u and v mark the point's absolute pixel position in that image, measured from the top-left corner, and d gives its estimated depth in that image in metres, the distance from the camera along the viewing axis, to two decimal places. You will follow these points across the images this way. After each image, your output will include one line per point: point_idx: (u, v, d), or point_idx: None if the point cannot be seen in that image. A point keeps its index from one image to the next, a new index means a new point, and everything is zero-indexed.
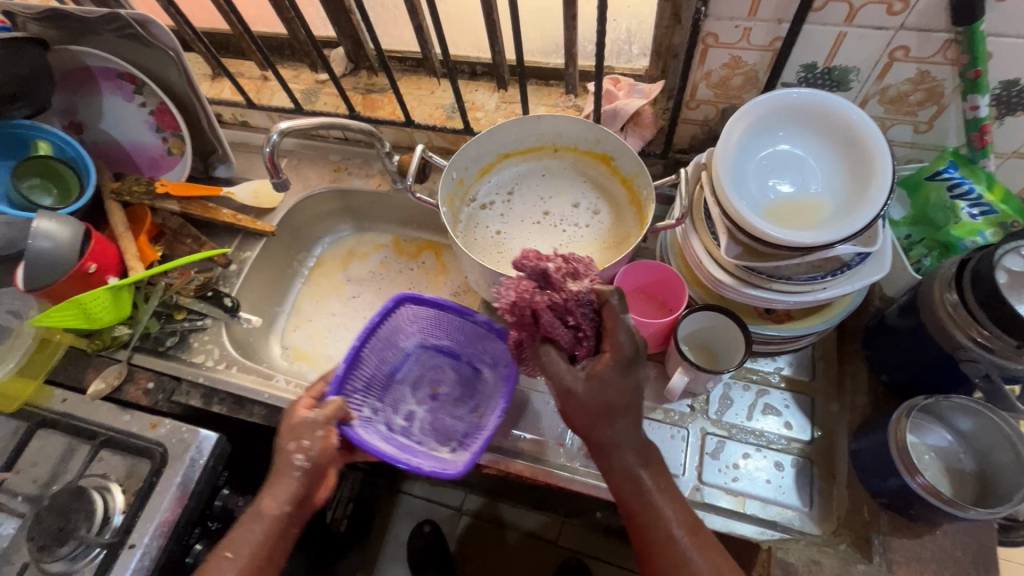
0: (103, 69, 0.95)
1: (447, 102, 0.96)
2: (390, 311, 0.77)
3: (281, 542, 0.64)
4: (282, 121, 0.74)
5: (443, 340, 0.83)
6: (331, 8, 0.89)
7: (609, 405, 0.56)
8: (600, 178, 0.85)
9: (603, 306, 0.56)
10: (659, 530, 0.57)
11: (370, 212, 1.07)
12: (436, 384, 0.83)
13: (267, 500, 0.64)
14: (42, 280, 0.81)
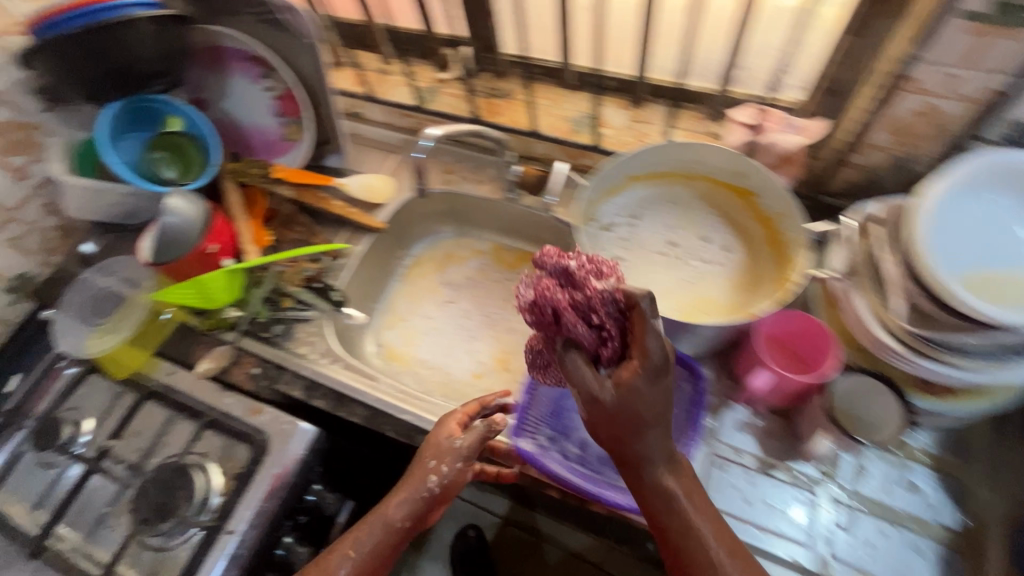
0: (235, 51, 0.96)
1: (573, 114, 0.93)
2: None
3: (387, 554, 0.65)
4: (433, 129, 0.80)
5: None
6: (473, 9, 0.87)
7: (642, 417, 0.52)
8: (734, 213, 0.81)
9: (628, 310, 0.54)
10: (696, 548, 0.55)
11: (472, 217, 1.04)
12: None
13: (392, 508, 0.66)
14: (168, 256, 0.83)
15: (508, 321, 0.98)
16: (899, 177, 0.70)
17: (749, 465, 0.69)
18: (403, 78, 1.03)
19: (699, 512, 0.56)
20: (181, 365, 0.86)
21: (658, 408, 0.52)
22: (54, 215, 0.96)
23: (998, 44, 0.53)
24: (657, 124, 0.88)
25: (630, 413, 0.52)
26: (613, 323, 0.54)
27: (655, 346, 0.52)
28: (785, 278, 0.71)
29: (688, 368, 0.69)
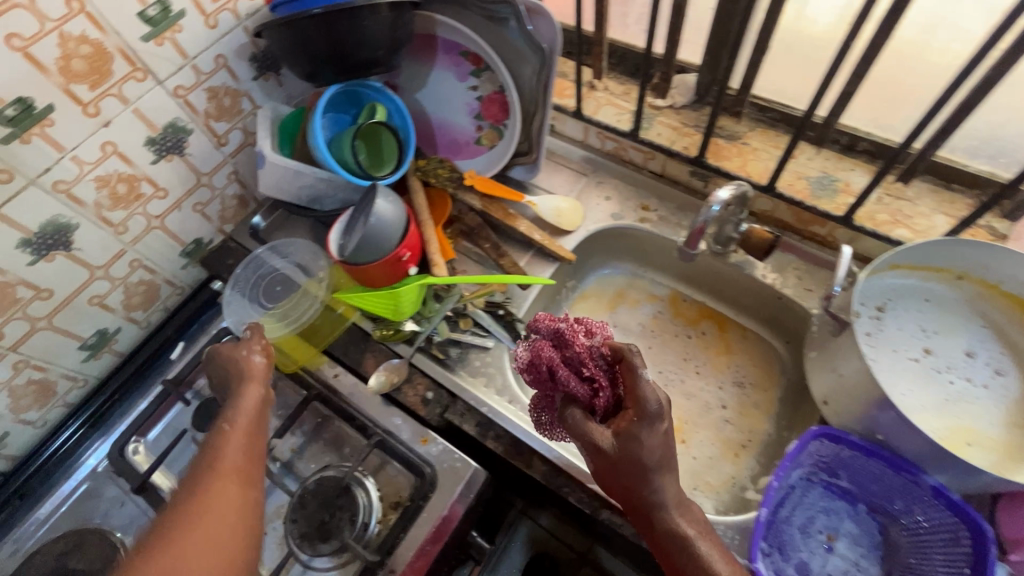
0: (449, 43, 0.89)
1: (813, 173, 0.82)
2: (801, 447, 0.62)
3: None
4: (726, 192, 0.70)
5: (845, 479, 0.66)
6: (733, 41, 0.77)
7: (642, 463, 0.55)
8: (1008, 329, 0.70)
9: (619, 360, 0.59)
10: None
11: (657, 259, 0.95)
12: (834, 533, 0.65)
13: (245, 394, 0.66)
14: (359, 258, 0.78)
15: (684, 385, 0.89)
16: None
17: None
18: (612, 98, 0.94)
19: (712, 553, 0.56)
20: (351, 372, 0.81)
21: (658, 453, 0.55)
22: (238, 185, 0.93)
23: None
24: (919, 204, 0.76)
25: (632, 457, 0.55)
26: (599, 370, 0.60)
27: (656, 397, 0.56)
28: None
29: (967, 523, 0.57)
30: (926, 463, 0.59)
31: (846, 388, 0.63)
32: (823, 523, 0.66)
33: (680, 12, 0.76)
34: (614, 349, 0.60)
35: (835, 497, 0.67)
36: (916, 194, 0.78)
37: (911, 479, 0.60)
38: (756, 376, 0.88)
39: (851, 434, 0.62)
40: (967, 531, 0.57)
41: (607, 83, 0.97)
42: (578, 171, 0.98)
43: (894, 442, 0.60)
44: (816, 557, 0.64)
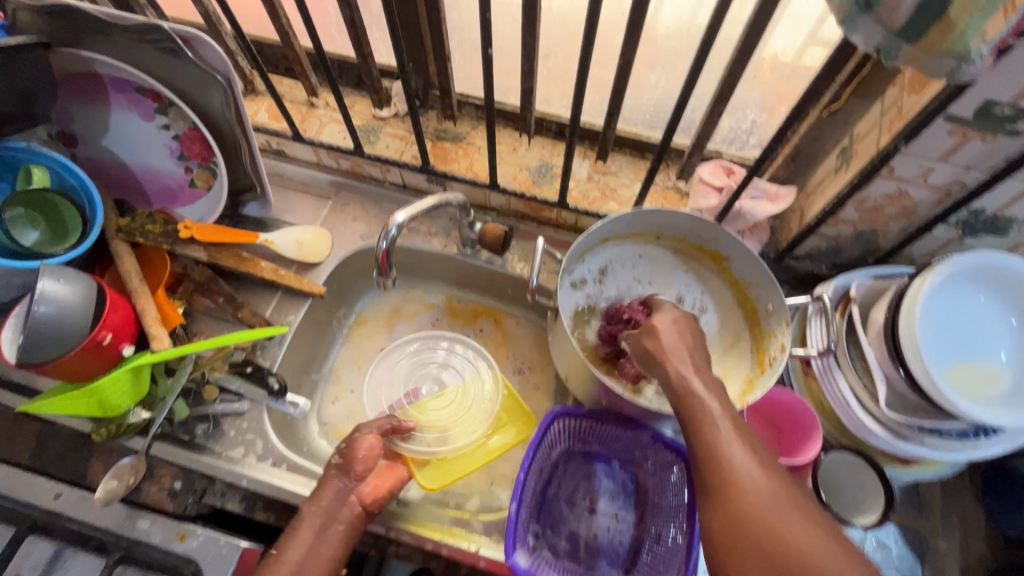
0: (115, 79, 0.77)
1: (532, 163, 0.85)
2: (545, 429, 0.67)
3: (325, 538, 0.61)
4: (399, 213, 0.63)
5: (595, 444, 0.73)
6: (421, 47, 0.77)
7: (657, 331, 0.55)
8: (704, 274, 0.78)
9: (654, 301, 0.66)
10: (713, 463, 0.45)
11: (420, 270, 0.93)
12: (595, 495, 0.71)
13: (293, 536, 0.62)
14: (41, 356, 0.65)
15: None
16: (859, 247, 0.72)
17: None
18: (335, 114, 0.90)
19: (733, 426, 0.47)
20: (74, 486, 0.69)
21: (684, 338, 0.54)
22: None
23: (971, 145, 0.54)
24: (621, 177, 0.84)
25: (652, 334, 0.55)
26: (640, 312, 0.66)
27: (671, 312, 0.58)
28: (763, 353, 0.71)
29: (682, 454, 0.65)
30: (640, 415, 0.66)
31: (571, 367, 0.68)
32: (585, 489, 0.71)
33: (356, 23, 0.73)
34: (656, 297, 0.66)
35: (595, 462, 0.73)
36: (618, 167, 0.86)
37: (634, 431, 0.68)
38: (534, 359, 0.91)
39: (583, 404, 0.69)
40: (683, 461, 0.66)
41: (327, 98, 0.91)
42: (322, 195, 0.92)
43: (617, 405, 0.67)
44: (580, 522, 0.69)
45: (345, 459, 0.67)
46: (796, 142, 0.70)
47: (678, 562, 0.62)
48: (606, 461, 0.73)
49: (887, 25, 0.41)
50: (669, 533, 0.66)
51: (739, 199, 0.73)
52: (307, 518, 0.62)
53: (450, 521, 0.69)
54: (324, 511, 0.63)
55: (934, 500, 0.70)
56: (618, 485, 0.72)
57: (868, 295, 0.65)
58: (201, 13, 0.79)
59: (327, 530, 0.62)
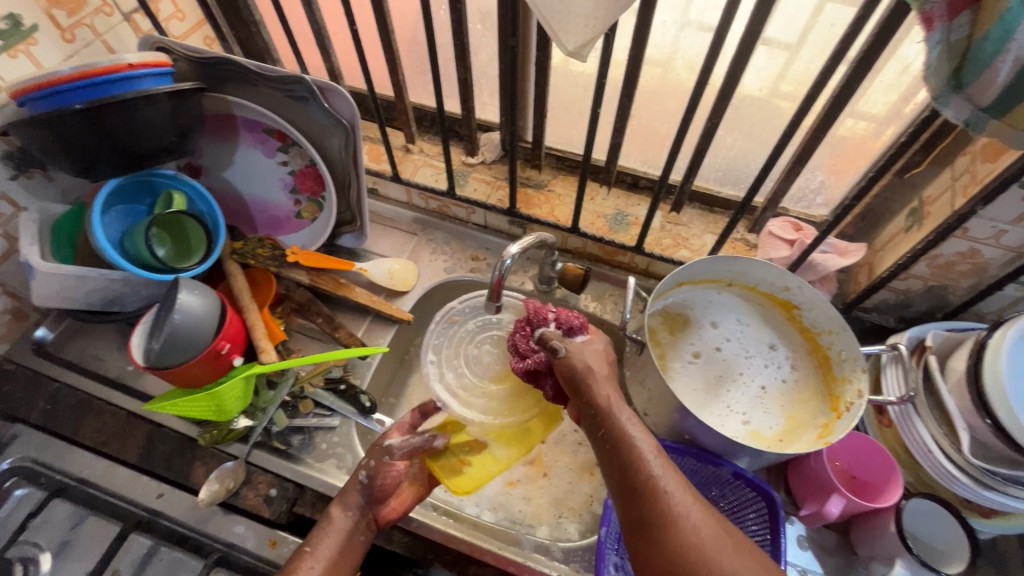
0: (249, 121, 0.87)
1: (609, 211, 0.92)
2: None
3: (351, 544, 0.63)
4: (514, 247, 0.70)
5: None
6: (520, 103, 0.86)
7: (581, 380, 0.61)
8: (774, 324, 0.82)
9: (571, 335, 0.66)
10: (657, 507, 0.50)
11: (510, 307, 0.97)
12: None
13: (336, 508, 0.65)
14: (170, 361, 0.70)
15: None
16: (928, 301, 0.76)
17: None
18: (428, 159, 0.99)
19: (673, 483, 0.51)
20: (177, 487, 0.73)
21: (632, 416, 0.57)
22: (8, 298, 0.80)
23: None
24: (692, 228, 0.90)
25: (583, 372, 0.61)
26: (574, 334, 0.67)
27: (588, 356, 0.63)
28: (838, 400, 0.74)
29: (762, 494, 0.67)
30: (721, 450, 0.69)
31: (655, 399, 0.72)
32: None
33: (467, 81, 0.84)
34: (585, 326, 0.67)
35: None
36: (689, 219, 0.92)
37: (715, 467, 0.71)
38: None
39: (665, 437, 0.72)
40: (763, 498, 0.68)
41: (422, 145, 1.01)
42: (409, 231, 1.00)
43: (699, 440, 0.69)
44: None
45: (371, 479, 0.67)
46: (866, 202, 0.76)
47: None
48: None
49: (977, 102, 0.48)
50: None
51: (813, 252, 0.78)
52: (336, 520, 0.64)
53: (531, 546, 0.71)
54: (351, 519, 0.64)
55: (1015, 559, 0.70)
56: None
57: (944, 345, 0.68)
58: (328, 68, 0.90)
59: (350, 538, 0.63)
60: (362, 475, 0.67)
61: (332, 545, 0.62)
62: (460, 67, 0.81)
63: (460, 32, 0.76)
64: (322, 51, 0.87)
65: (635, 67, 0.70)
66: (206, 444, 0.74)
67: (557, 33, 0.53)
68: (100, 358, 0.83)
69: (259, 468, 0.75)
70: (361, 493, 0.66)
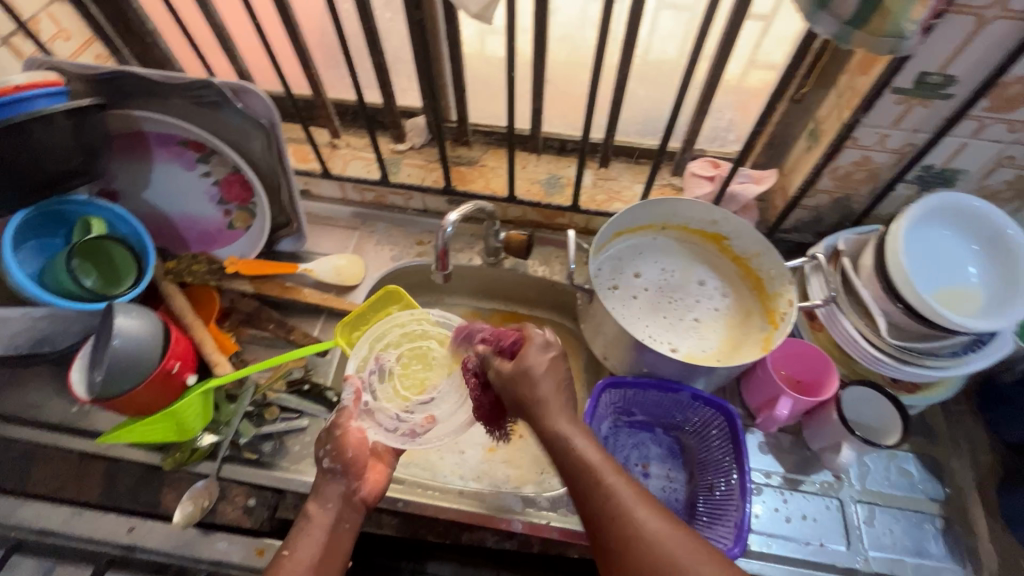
0: (160, 134, 0.83)
1: (542, 176, 0.95)
2: (595, 399, 0.74)
3: (336, 539, 0.60)
4: (453, 214, 0.73)
5: (638, 416, 0.80)
6: (438, 82, 0.87)
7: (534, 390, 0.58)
8: (709, 257, 0.88)
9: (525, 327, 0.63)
10: (614, 507, 0.51)
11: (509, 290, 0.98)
12: (647, 461, 0.78)
13: (313, 503, 0.61)
14: (117, 388, 0.68)
15: None
16: (838, 212, 0.83)
17: (779, 485, 0.74)
18: (358, 152, 0.98)
19: (636, 500, 0.51)
20: (149, 516, 0.71)
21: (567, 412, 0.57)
22: None
23: (915, 110, 0.66)
24: (622, 181, 0.95)
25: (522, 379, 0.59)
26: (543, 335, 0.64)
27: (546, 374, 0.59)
28: (773, 313, 0.80)
29: (719, 409, 0.73)
30: (678, 375, 0.73)
31: (610, 342, 0.75)
32: (640, 455, 0.79)
33: (381, 65, 0.84)
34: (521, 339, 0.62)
35: (642, 433, 0.80)
36: (618, 173, 0.96)
37: (674, 395, 0.75)
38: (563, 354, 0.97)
39: (624, 375, 0.77)
40: (723, 413, 0.73)
41: (348, 139, 1.00)
42: (349, 226, 1.00)
43: (656, 371, 0.74)
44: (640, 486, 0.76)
45: (338, 462, 0.63)
46: (769, 130, 0.82)
47: (733, 509, 0.68)
48: (650, 430, 0.81)
49: (840, 17, 0.53)
50: (720, 483, 0.72)
51: (730, 184, 0.84)
52: (316, 516, 0.60)
53: (519, 501, 0.73)
54: (334, 509, 0.61)
55: (941, 427, 0.79)
56: (665, 449, 0.79)
57: (854, 247, 0.76)
58: (236, 71, 0.88)
59: (337, 526, 0.60)
60: (328, 464, 0.63)
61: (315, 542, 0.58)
62: (372, 53, 0.81)
63: (367, 16, 0.76)
64: (228, 54, 0.85)
65: (542, 32, 0.72)
66: (172, 468, 0.72)
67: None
68: (35, 406, 0.77)
69: (233, 483, 0.74)
70: (338, 480, 0.63)
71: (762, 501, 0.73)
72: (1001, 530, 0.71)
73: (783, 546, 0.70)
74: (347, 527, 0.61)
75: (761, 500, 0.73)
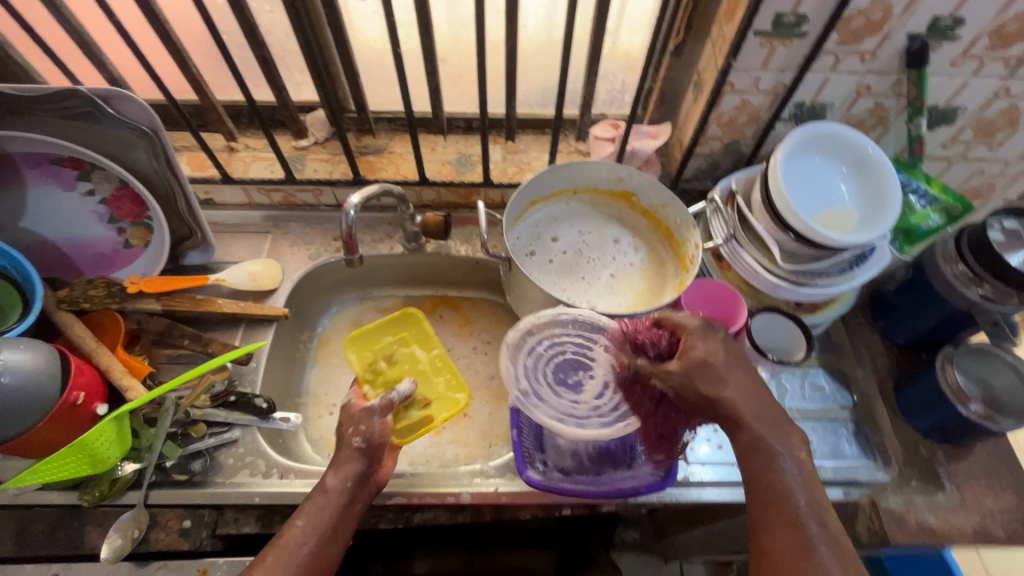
0: (28, 154, 0.77)
1: (452, 156, 0.95)
2: None
3: (346, 516, 0.60)
4: (354, 197, 0.74)
5: None
6: (330, 71, 0.85)
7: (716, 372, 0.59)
8: (620, 215, 0.91)
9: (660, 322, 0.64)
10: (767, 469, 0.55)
11: (446, 277, 0.99)
12: None
13: (331, 475, 0.61)
14: (11, 430, 0.62)
15: None
16: (731, 157, 0.89)
17: (709, 417, 0.79)
18: (258, 153, 0.94)
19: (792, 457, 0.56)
20: (73, 558, 0.67)
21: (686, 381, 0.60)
22: None
23: (778, 51, 0.72)
24: (531, 152, 0.96)
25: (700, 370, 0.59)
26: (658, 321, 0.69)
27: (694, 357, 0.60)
28: (683, 258, 0.84)
29: None
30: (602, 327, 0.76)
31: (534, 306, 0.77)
32: None
33: (267, 58, 0.81)
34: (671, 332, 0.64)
35: None
36: (526, 145, 0.98)
37: None
38: (497, 329, 0.98)
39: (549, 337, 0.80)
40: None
41: (246, 141, 0.96)
42: (260, 231, 0.96)
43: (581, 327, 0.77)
44: None
45: (369, 444, 0.63)
46: (658, 86, 0.86)
47: None
48: None
49: None
50: None
51: (630, 141, 0.87)
52: (332, 493, 0.60)
53: (466, 474, 0.73)
54: (350, 490, 0.61)
55: (844, 342, 0.86)
56: None
57: (745, 185, 0.81)
58: (108, 80, 0.82)
59: (350, 507, 0.61)
60: (359, 441, 0.63)
61: (330, 517, 0.59)
62: (253, 47, 0.78)
63: (240, 7, 0.72)
64: (95, 61, 0.79)
65: (424, 8, 0.72)
66: (92, 505, 0.67)
67: None
68: None
69: (164, 509, 0.70)
70: (360, 460, 0.63)
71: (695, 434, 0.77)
72: (903, 424, 0.79)
73: (716, 471, 0.74)
74: (357, 507, 0.62)
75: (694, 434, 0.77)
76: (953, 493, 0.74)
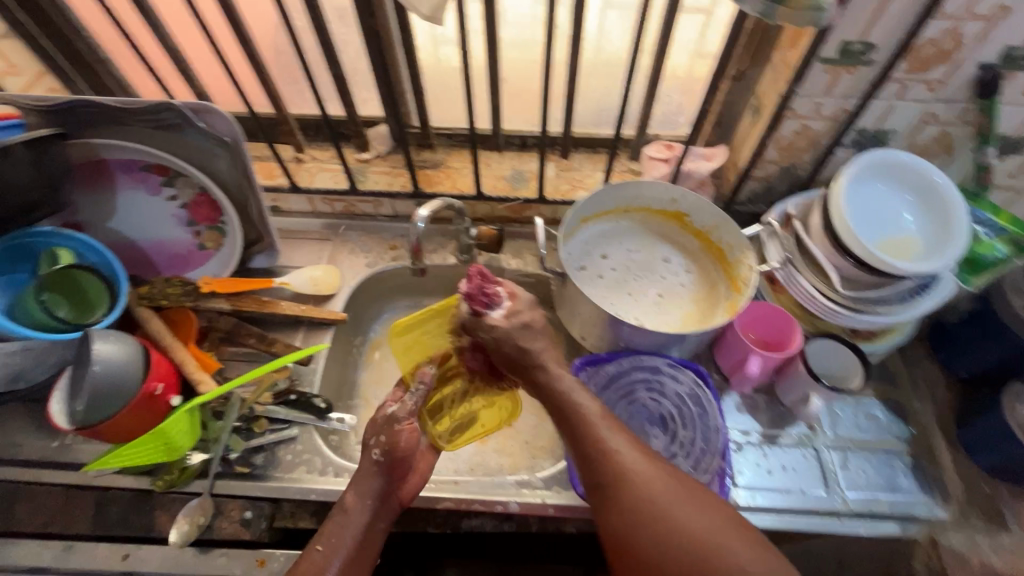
0: (121, 161, 0.83)
1: (507, 172, 0.98)
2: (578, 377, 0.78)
3: (368, 536, 0.64)
4: (422, 210, 0.78)
5: None
6: (398, 88, 0.89)
7: None
8: (672, 234, 0.92)
9: None
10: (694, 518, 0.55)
11: None
12: None
13: (351, 495, 0.65)
14: (99, 415, 0.67)
15: None
16: (786, 181, 0.89)
17: (759, 442, 0.78)
18: (323, 164, 0.99)
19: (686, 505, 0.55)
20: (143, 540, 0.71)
21: None
22: None
23: (843, 78, 0.72)
24: (584, 170, 0.98)
25: None
26: None
27: None
28: (737, 280, 0.84)
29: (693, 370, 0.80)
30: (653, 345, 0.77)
31: (586, 321, 0.79)
32: None
33: (340, 76, 0.85)
34: None
35: None
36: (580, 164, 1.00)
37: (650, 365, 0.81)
38: None
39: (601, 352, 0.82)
40: (702, 375, 0.80)
41: (313, 152, 1.01)
42: (321, 238, 1.01)
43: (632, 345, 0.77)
44: None
45: (388, 455, 0.65)
46: (716, 109, 0.87)
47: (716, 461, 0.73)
48: None
49: None
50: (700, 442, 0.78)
51: (686, 163, 0.88)
52: (353, 511, 0.64)
53: (514, 484, 0.75)
54: (370, 508, 0.64)
55: (901, 372, 0.84)
56: None
57: (802, 210, 0.81)
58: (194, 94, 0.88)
59: (372, 525, 0.64)
60: (378, 454, 0.66)
61: (350, 537, 0.62)
62: (330, 66, 0.83)
63: (321, 29, 0.77)
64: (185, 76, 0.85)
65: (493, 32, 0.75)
66: (164, 490, 0.71)
67: (411, 1, 0.58)
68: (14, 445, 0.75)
69: (226, 499, 0.74)
70: (379, 476, 0.65)
71: (745, 458, 0.77)
72: (964, 460, 0.77)
73: (765, 496, 0.74)
74: (378, 526, 0.65)
75: (744, 458, 0.77)
76: (1017, 534, 0.72)
